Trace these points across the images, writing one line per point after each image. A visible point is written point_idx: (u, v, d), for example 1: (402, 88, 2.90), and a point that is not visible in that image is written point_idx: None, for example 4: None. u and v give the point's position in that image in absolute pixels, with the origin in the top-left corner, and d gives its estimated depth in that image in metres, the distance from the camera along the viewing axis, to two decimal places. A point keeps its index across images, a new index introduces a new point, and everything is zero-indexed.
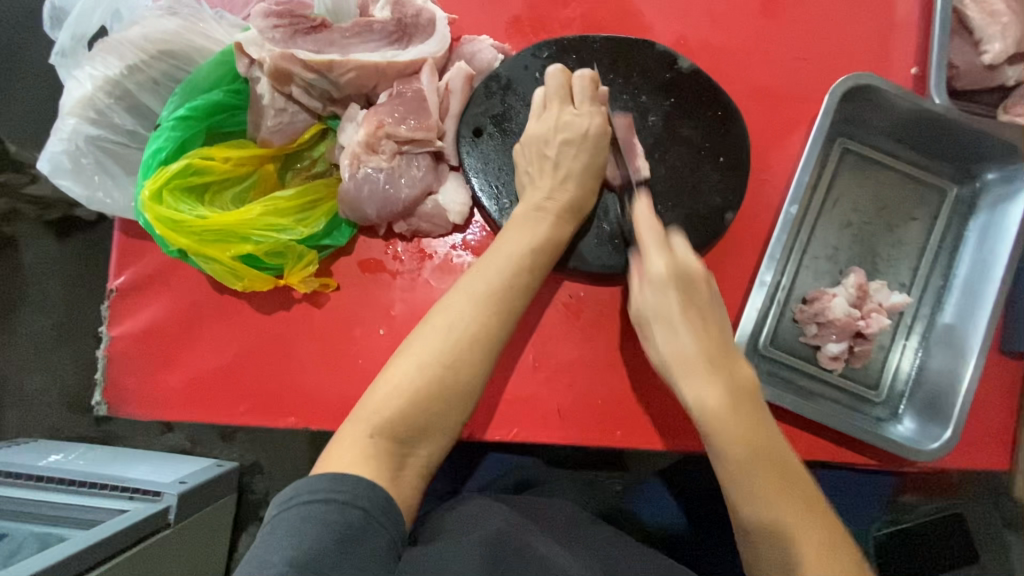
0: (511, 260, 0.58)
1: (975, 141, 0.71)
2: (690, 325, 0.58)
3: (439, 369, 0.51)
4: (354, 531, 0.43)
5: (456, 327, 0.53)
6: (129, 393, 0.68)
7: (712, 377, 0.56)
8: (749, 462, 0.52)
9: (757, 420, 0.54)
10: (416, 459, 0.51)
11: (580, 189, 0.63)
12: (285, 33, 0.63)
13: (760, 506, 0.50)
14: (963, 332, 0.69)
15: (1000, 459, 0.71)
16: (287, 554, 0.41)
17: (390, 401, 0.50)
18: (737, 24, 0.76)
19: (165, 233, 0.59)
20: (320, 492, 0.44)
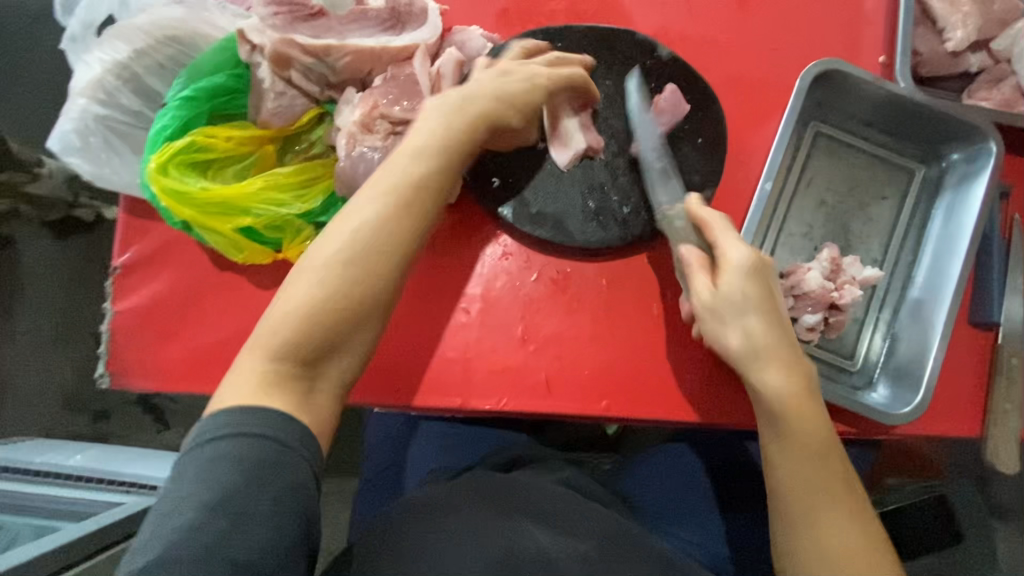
0: (407, 178, 0.59)
1: (939, 123, 0.76)
2: (768, 286, 0.62)
3: (338, 278, 0.54)
4: (268, 462, 0.47)
5: (365, 233, 0.56)
6: (132, 366, 0.70)
7: (777, 328, 0.62)
8: (801, 403, 0.61)
9: (804, 370, 0.63)
10: (327, 371, 0.55)
11: (499, 90, 0.63)
12: (284, 20, 0.66)
13: (802, 438, 0.60)
14: (932, 303, 0.73)
15: (971, 426, 0.74)
16: (198, 496, 0.45)
17: (289, 316, 0.53)
18: (714, 15, 0.81)
19: (170, 204, 0.63)
20: (225, 429, 0.48)
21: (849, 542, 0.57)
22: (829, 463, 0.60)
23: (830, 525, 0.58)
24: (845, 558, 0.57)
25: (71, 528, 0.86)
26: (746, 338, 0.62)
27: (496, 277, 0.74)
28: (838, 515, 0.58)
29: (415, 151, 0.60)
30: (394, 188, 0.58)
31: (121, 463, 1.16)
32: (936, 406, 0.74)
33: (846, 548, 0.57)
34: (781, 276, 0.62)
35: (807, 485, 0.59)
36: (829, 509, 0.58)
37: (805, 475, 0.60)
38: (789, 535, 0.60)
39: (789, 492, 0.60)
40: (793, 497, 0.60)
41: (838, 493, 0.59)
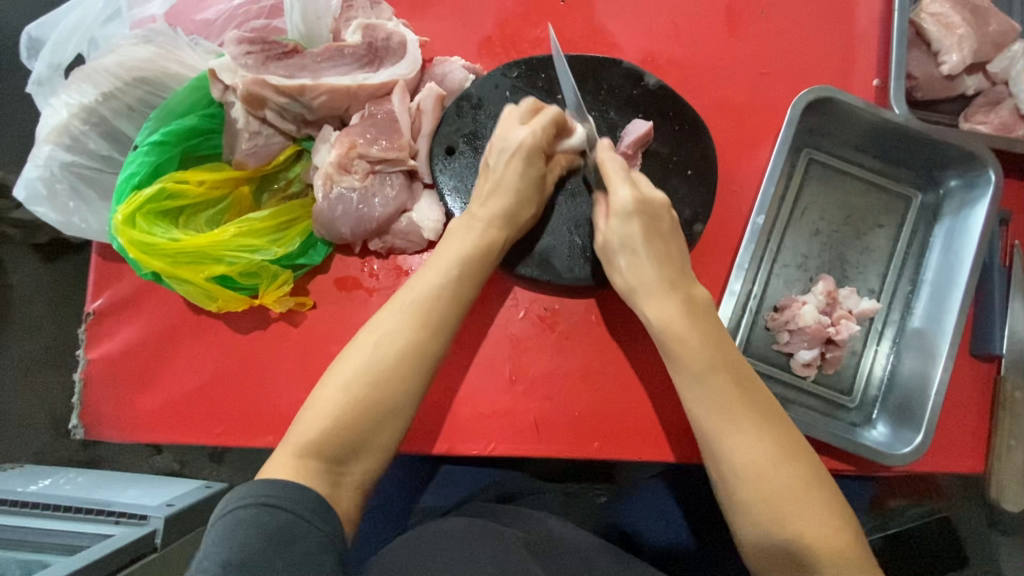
0: (442, 272, 0.60)
1: (937, 149, 0.73)
2: (645, 221, 0.62)
3: (363, 388, 0.53)
4: (287, 533, 0.46)
5: (387, 345, 0.55)
6: (107, 416, 0.68)
7: (660, 257, 0.62)
8: (681, 323, 0.59)
9: (690, 293, 0.61)
10: (354, 476, 0.53)
11: (515, 198, 0.63)
12: (256, 59, 0.64)
13: (691, 359, 0.58)
14: (933, 336, 0.71)
15: (974, 463, 0.72)
16: (217, 559, 0.43)
17: (318, 422, 0.52)
18: (702, 40, 0.78)
19: (138, 256, 0.60)
20: (251, 497, 0.47)
21: (760, 458, 0.53)
22: (745, 384, 0.57)
23: (737, 440, 0.54)
24: (757, 468, 0.52)
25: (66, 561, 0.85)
26: (629, 278, 0.62)
27: (483, 314, 0.72)
28: (744, 431, 0.54)
29: (438, 268, 0.60)
30: (420, 302, 0.58)
31: (110, 491, 1.13)
32: (936, 443, 0.72)
33: (756, 459, 0.53)
34: (657, 202, 0.63)
35: (711, 404, 0.56)
36: (735, 427, 0.54)
37: (703, 395, 0.57)
38: (709, 464, 0.56)
39: (698, 419, 0.57)
40: (701, 424, 0.57)
41: (747, 414, 0.55)
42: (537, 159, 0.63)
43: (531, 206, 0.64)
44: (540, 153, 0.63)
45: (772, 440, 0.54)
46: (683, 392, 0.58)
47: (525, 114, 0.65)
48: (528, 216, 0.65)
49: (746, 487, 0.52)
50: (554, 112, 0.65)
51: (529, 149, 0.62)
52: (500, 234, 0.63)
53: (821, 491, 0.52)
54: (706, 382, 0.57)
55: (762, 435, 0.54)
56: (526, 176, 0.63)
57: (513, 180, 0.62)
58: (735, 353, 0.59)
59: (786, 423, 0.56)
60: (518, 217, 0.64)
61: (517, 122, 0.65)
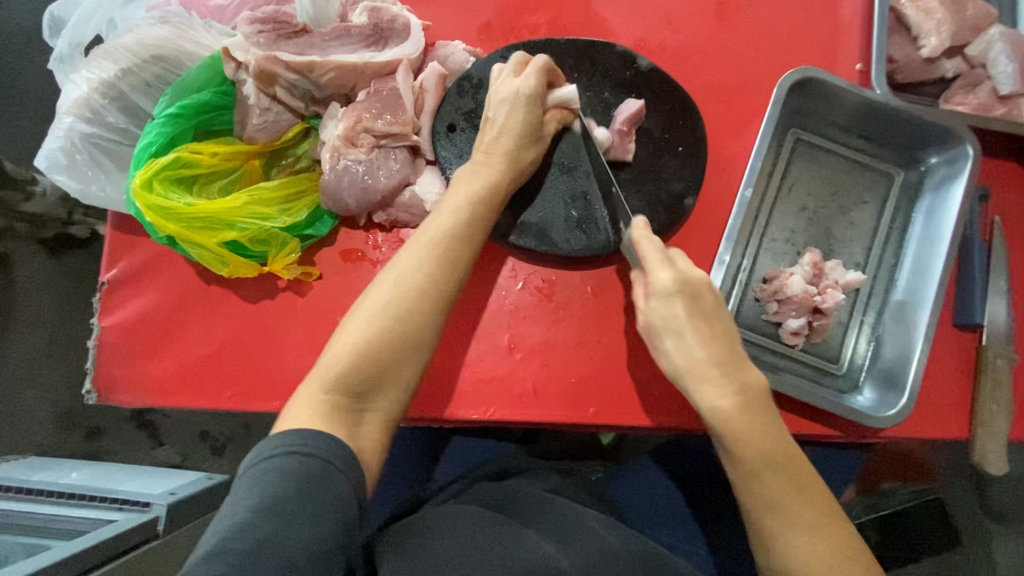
0: (454, 216, 0.63)
1: (918, 128, 0.77)
2: (689, 303, 0.61)
3: (387, 321, 0.57)
4: (316, 482, 0.48)
5: (406, 280, 0.59)
6: (119, 382, 0.70)
7: (710, 345, 0.60)
8: (739, 419, 0.59)
9: (745, 381, 0.60)
10: (380, 409, 0.57)
11: (517, 143, 0.67)
12: (268, 37, 0.67)
13: (747, 457, 0.58)
14: (915, 305, 0.73)
15: (957, 428, 0.75)
16: (250, 502, 0.46)
17: (343, 359, 0.55)
18: (693, 26, 0.82)
19: (154, 219, 0.63)
20: (280, 447, 0.49)
21: (818, 565, 0.55)
22: (802, 476, 0.58)
23: (796, 544, 0.56)
24: (814, 575, 0.55)
25: (66, 545, 0.86)
26: (675, 359, 0.62)
27: (482, 286, 0.75)
28: (803, 537, 0.56)
29: (449, 210, 0.63)
30: (435, 241, 0.61)
31: (113, 481, 1.15)
32: (920, 409, 0.74)
33: (811, 564, 0.55)
34: (697, 280, 0.62)
35: (767, 505, 0.58)
36: (793, 529, 0.56)
37: (759, 493, 0.58)
38: (760, 554, 0.59)
39: (752, 511, 0.59)
40: (756, 518, 0.58)
41: (802, 513, 0.56)
42: (536, 105, 0.67)
43: (532, 151, 0.68)
44: (537, 100, 0.67)
45: (829, 544, 0.55)
46: (738, 483, 0.60)
47: (518, 67, 0.69)
48: (530, 160, 0.68)
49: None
50: (544, 59, 0.68)
51: (526, 99, 0.66)
52: (506, 181, 0.67)
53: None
54: (762, 480, 0.58)
55: (821, 541, 0.56)
56: (526, 123, 0.67)
57: (514, 126, 0.67)
58: (793, 447, 0.59)
59: (845, 524, 0.57)
60: (521, 161, 0.67)
61: (511, 75, 0.69)
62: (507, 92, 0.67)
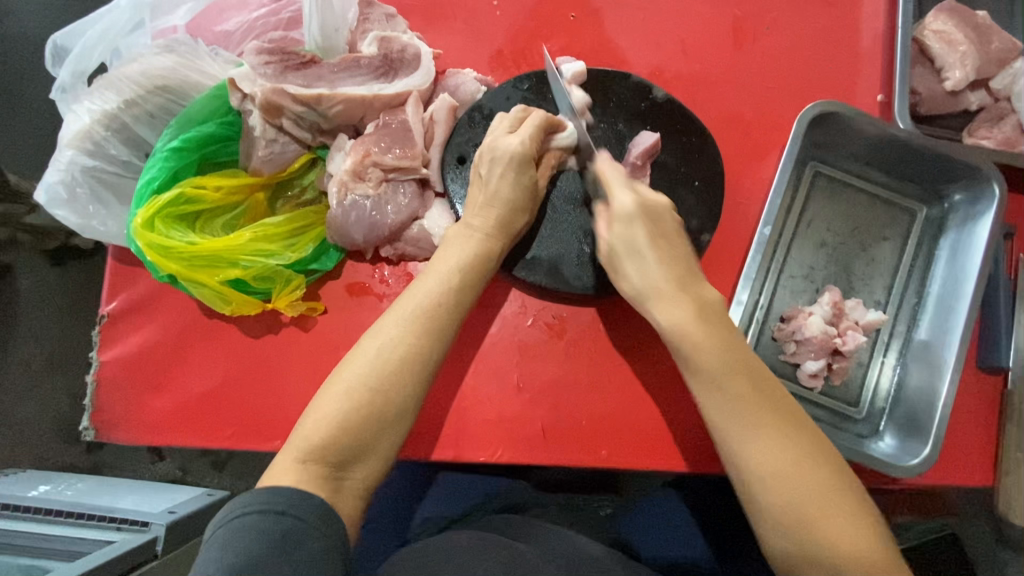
0: (443, 279, 0.61)
1: (943, 164, 0.74)
2: (648, 225, 0.62)
3: (367, 393, 0.56)
4: (290, 538, 0.48)
5: (389, 352, 0.58)
6: (118, 418, 0.68)
7: (667, 263, 0.61)
8: (695, 325, 0.58)
9: (701, 294, 0.61)
10: (355, 482, 0.55)
11: (509, 207, 0.65)
12: (275, 69, 0.66)
13: (706, 361, 0.57)
14: (938, 347, 0.71)
15: (983, 476, 0.72)
16: (223, 563, 0.45)
17: (320, 429, 0.54)
18: (710, 54, 0.80)
19: (156, 258, 0.61)
20: (250, 504, 0.49)
21: (780, 463, 0.52)
22: (768, 384, 0.57)
23: (760, 446, 0.54)
24: (778, 475, 0.52)
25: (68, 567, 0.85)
26: (636, 283, 0.62)
27: (491, 322, 0.72)
28: (765, 436, 0.54)
29: (438, 274, 0.62)
30: (422, 309, 0.60)
31: (110, 497, 1.13)
32: (943, 455, 0.72)
33: (777, 466, 0.52)
34: (659, 204, 0.63)
35: (729, 407, 0.56)
36: (755, 431, 0.54)
37: (721, 400, 0.56)
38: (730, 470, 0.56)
39: (713, 421, 0.57)
40: (718, 428, 0.56)
41: (764, 415, 0.55)
42: (528, 166, 0.65)
43: (525, 214, 0.66)
44: (530, 160, 0.65)
45: (794, 451, 0.53)
46: (699, 393, 0.58)
47: (514, 122, 0.67)
48: (522, 224, 0.66)
49: (766, 490, 0.52)
50: (539, 116, 0.66)
51: (518, 159, 0.64)
52: (497, 242, 0.65)
53: (847, 494, 0.52)
54: (721, 385, 0.56)
55: (784, 440, 0.54)
56: (520, 184, 0.65)
57: (506, 185, 0.64)
58: (751, 355, 0.59)
59: (809, 426, 0.55)
60: (512, 225, 0.65)
61: (505, 132, 0.66)
62: (499, 150, 0.65)
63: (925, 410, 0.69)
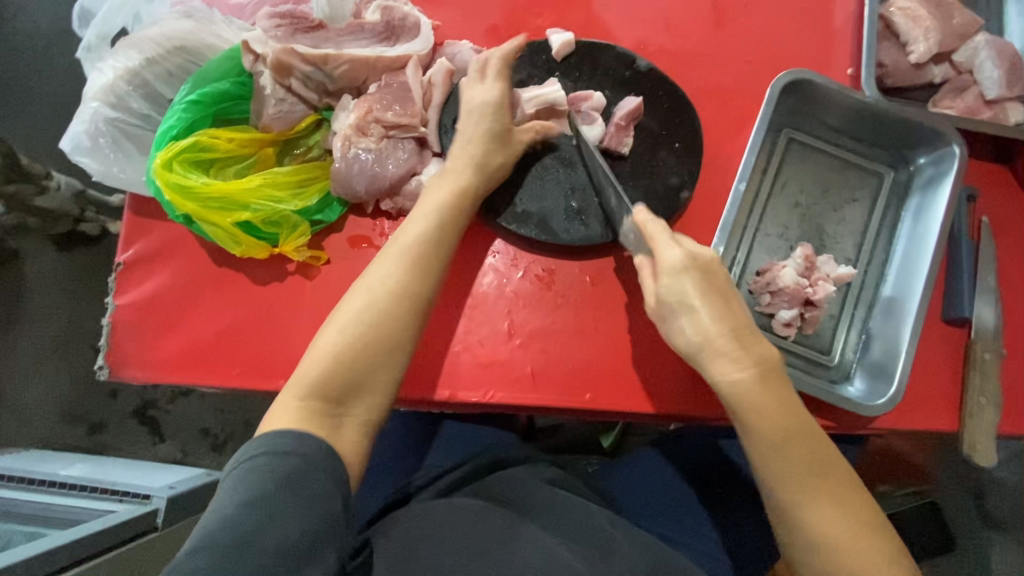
0: (428, 227, 0.66)
1: (908, 129, 0.80)
2: (700, 279, 0.62)
3: (359, 328, 0.61)
4: (296, 475, 0.51)
5: (377, 291, 0.62)
6: (131, 358, 0.73)
7: (724, 320, 0.61)
8: (757, 392, 0.60)
9: (758, 353, 0.61)
10: (359, 413, 0.60)
11: (482, 148, 0.70)
12: (285, 32, 0.71)
13: (767, 430, 0.60)
14: (903, 298, 0.76)
15: (948, 421, 0.76)
16: (233, 501, 0.49)
17: (320, 362, 0.59)
18: (690, 30, 0.86)
19: (174, 198, 0.66)
20: (259, 448, 0.53)
21: (832, 532, 0.58)
22: (820, 449, 0.60)
23: (814, 513, 0.58)
24: (831, 542, 0.57)
25: (60, 535, 0.88)
26: (690, 337, 0.62)
27: (484, 274, 0.77)
28: (820, 506, 0.58)
29: (420, 219, 0.67)
30: (406, 249, 0.65)
31: (112, 474, 1.16)
32: (911, 401, 0.76)
33: (830, 534, 0.58)
34: (707, 258, 0.63)
35: (787, 474, 0.60)
36: (813, 498, 0.59)
37: (778, 465, 0.60)
38: (781, 530, 0.61)
39: (769, 485, 0.61)
40: (773, 489, 0.61)
41: (817, 483, 0.59)
42: (500, 110, 0.71)
43: (501, 155, 0.71)
44: (499, 106, 0.71)
45: (845, 519, 0.58)
46: (755, 457, 0.61)
47: (483, 74, 0.73)
48: (500, 163, 0.71)
49: (819, 555, 0.58)
50: (511, 67, 0.73)
51: (489, 105, 0.71)
52: (475, 182, 0.69)
53: (896, 560, 0.57)
54: (780, 454, 0.60)
55: (839, 508, 0.58)
56: (491, 128, 0.70)
57: (479, 128, 0.70)
58: (810, 421, 0.61)
59: (859, 489, 0.60)
60: (490, 164, 0.70)
61: (476, 83, 0.72)
62: (471, 100, 0.71)
63: (891, 356, 0.73)
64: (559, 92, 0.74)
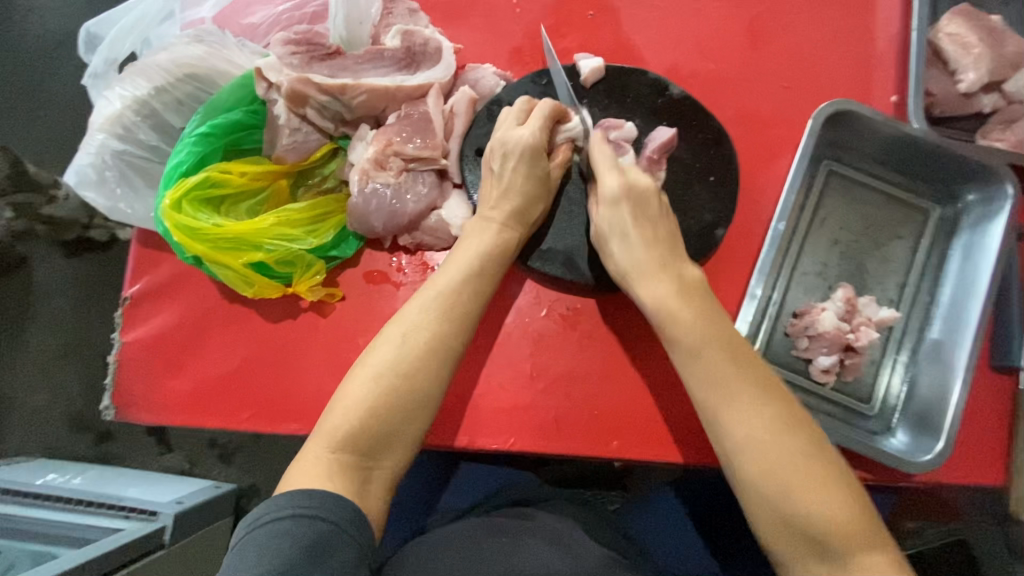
0: (466, 271, 0.63)
1: (959, 165, 0.75)
2: (634, 207, 0.65)
3: (396, 381, 0.57)
4: (323, 543, 0.48)
5: (414, 340, 0.59)
6: (138, 399, 0.70)
7: (653, 245, 0.64)
8: (674, 300, 0.61)
9: (680, 272, 0.64)
10: (386, 467, 0.57)
11: (524, 197, 0.66)
12: (302, 59, 0.67)
13: (685, 333, 0.60)
14: (952, 346, 0.71)
15: (995, 476, 0.72)
16: (258, 569, 0.46)
17: (351, 415, 0.56)
18: (725, 53, 0.81)
19: (182, 239, 0.63)
20: (285, 508, 0.50)
21: (755, 430, 0.54)
22: (743, 354, 0.59)
23: (736, 415, 0.56)
24: (752, 440, 0.54)
25: (71, 554, 0.86)
26: (620, 262, 0.65)
27: (505, 311, 0.73)
28: (742, 406, 0.55)
29: (458, 264, 0.64)
30: (444, 295, 0.61)
31: (117, 487, 1.13)
32: (955, 453, 0.72)
33: (752, 432, 0.54)
34: (646, 186, 0.66)
35: (710, 377, 0.58)
36: (732, 398, 0.56)
37: (699, 369, 0.58)
38: (712, 441, 0.58)
39: (694, 394, 0.59)
40: (698, 399, 0.58)
41: (739, 383, 0.57)
42: (540, 157, 0.66)
43: (542, 203, 0.67)
44: (541, 151, 0.66)
45: (768, 419, 0.55)
46: (680, 366, 0.60)
47: (521, 114, 0.68)
48: (539, 212, 0.67)
49: (748, 462, 0.54)
50: (548, 106, 0.68)
51: (530, 150, 0.65)
52: (513, 232, 0.66)
53: (828, 465, 0.53)
54: (700, 358, 0.59)
55: (760, 407, 0.55)
56: (536, 176, 0.66)
57: (520, 175, 0.66)
58: (732, 331, 0.61)
59: (790, 398, 0.57)
60: (529, 215, 0.66)
61: (514, 124, 0.68)
62: (510, 143, 0.66)
63: (938, 409, 0.69)
64: (581, 126, 0.70)
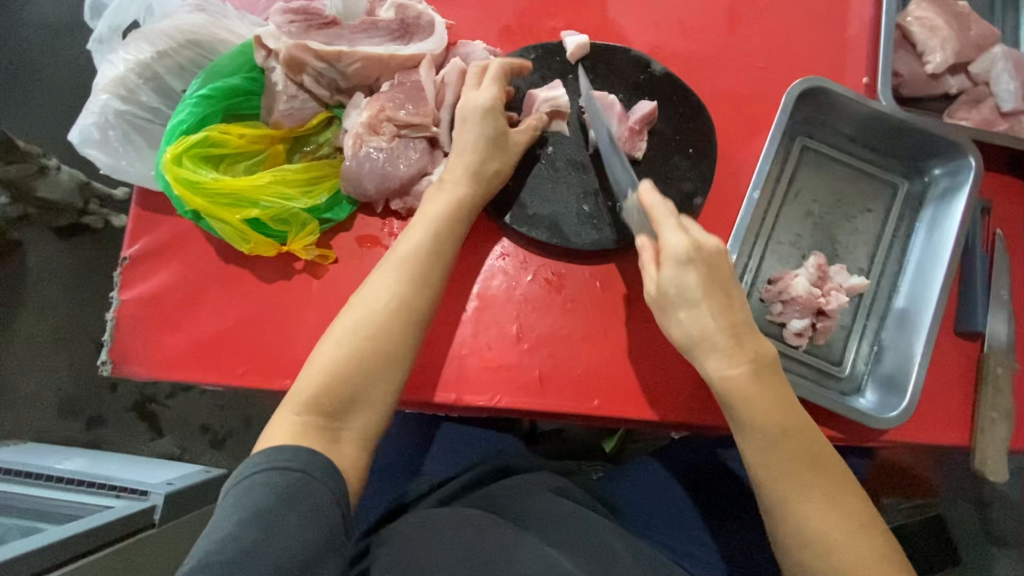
0: (429, 238, 0.66)
1: (925, 140, 0.79)
2: (704, 271, 0.60)
3: (356, 340, 0.60)
4: (298, 492, 0.51)
5: (377, 300, 0.62)
6: (135, 355, 0.72)
7: (722, 313, 0.60)
8: (750, 388, 0.60)
9: (755, 348, 0.61)
10: (357, 425, 0.59)
11: (478, 155, 0.69)
12: (299, 27, 0.71)
13: (761, 424, 0.60)
14: (917, 311, 0.75)
15: (960, 435, 0.76)
16: (235, 518, 0.48)
17: (316, 376, 0.58)
18: (705, 35, 0.85)
19: (182, 192, 0.65)
20: (261, 463, 0.52)
21: (825, 526, 0.58)
22: (810, 440, 0.61)
23: (807, 510, 0.59)
24: (825, 538, 0.58)
25: (60, 529, 0.87)
26: (689, 330, 0.61)
27: (492, 276, 0.76)
28: (814, 502, 0.59)
29: (421, 225, 0.66)
30: (404, 260, 0.64)
31: (109, 468, 1.15)
32: (922, 414, 0.75)
33: (822, 528, 0.58)
34: (712, 245, 0.62)
35: (780, 467, 0.60)
36: (803, 494, 0.59)
37: (772, 462, 0.60)
38: (771, 524, 0.61)
39: (763, 483, 0.61)
40: (766, 486, 0.61)
41: (810, 478, 0.59)
42: (494, 116, 0.69)
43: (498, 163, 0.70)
44: (495, 111, 0.69)
45: (836, 513, 0.58)
46: (748, 452, 0.61)
47: (478, 77, 0.71)
48: (495, 171, 0.70)
49: (816, 557, 0.58)
50: (500, 69, 0.71)
51: (483, 110, 0.69)
52: (475, 192, 0.69)
53: (891, 556, 0.58)
54: (774, 448, 0.60)
55: (830, 503, 0.59)
56: (490, 137, 0.69)
57: (474, 136, 0.69)
58: (803, 416, 0.61)
59: (853, 487, 0.60)
60: (484, 173, 0.69)
61: (471, 87, 0.71)
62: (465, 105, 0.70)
63: (903, 370, 0.73)
64: (565, 97, 0.74)
